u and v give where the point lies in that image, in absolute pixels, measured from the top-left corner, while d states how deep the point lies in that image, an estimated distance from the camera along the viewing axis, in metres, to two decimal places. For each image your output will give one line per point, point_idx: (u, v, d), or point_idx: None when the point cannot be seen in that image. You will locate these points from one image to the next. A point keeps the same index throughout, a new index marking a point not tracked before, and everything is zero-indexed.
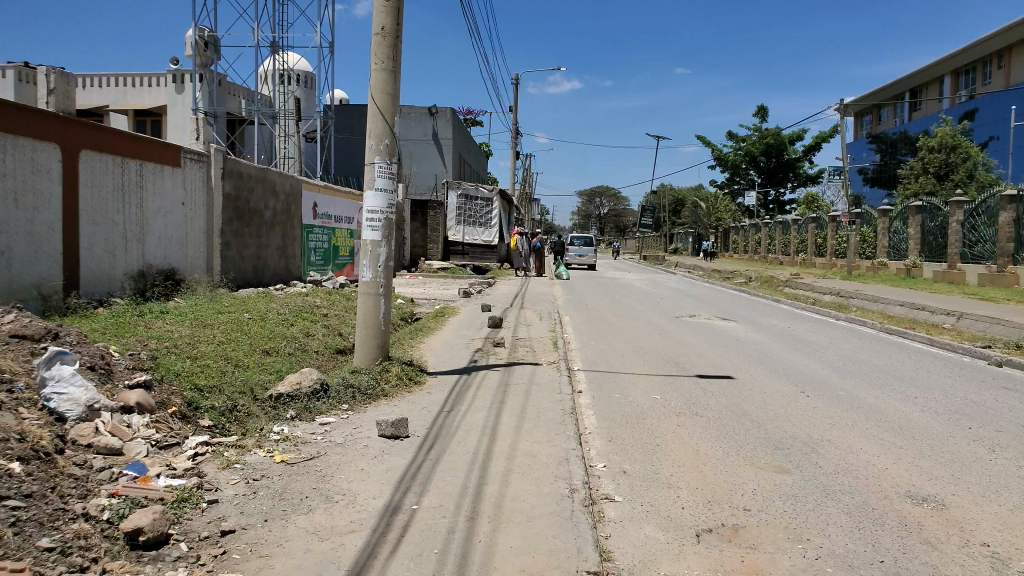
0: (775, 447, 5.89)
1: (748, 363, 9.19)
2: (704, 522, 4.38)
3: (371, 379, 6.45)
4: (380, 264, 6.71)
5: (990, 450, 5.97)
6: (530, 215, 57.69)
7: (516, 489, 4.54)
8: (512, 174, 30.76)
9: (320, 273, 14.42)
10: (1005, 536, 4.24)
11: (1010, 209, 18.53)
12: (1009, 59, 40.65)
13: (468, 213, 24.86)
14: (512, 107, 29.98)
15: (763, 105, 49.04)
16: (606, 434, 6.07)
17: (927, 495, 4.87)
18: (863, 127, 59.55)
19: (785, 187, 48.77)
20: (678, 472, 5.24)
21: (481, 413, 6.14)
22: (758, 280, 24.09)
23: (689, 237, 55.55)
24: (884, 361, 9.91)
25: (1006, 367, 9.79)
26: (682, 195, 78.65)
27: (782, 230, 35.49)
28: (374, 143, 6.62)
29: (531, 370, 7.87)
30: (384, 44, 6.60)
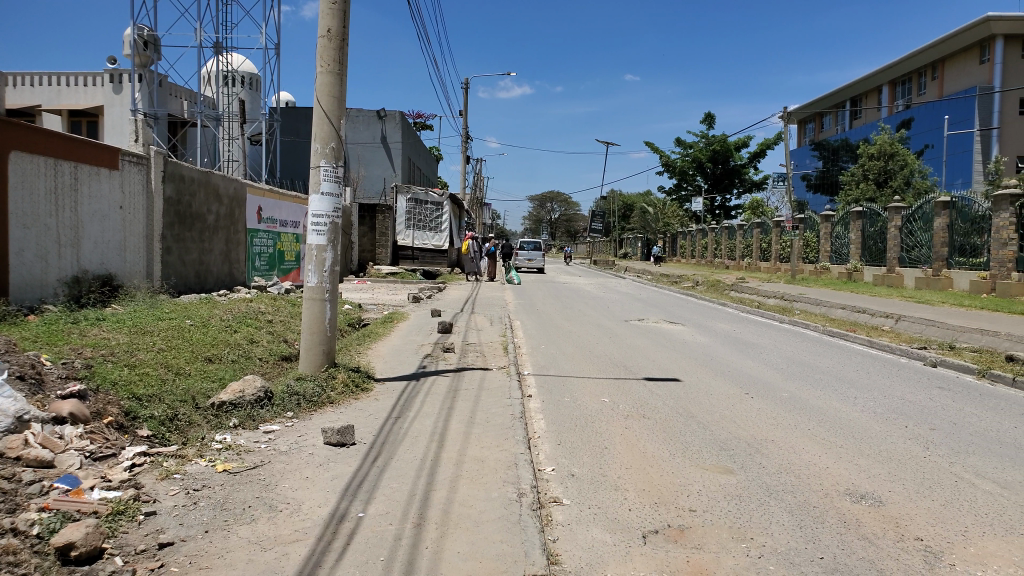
0: (719, 448, 6.00)
1: (694, 366, 9.35)
2: (651, 524, 4.43)
3: (317, 386, 6.36)
4: (325, 269, 6.63)
5: (924, 448, 6.19)
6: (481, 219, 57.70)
7: (464, 495, 4.53)
8: (464, 178, 30.71)
9: (265, 278, 14.18)
10: (938, 531, 4.39)
11: (944, 215, 19.27)
12: (942, 70, 42.27)
13: (417, 217, 24.76)
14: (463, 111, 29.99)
15: (710, 113, 50.09)
16: (555, 437, 6.11)
17: (865, 492, 5.03)
18: (807, 134, 61.30)
19: (731, 192, 49.83)
20: (625, 473, 5.32)
21: (429, 419, 6.11)
22: (705, 284, 24.54)
23: (639, 242, 56.24)
24: (825, 362, 10.20)
25: (941, 368, 10.18)
26: (631, 200, 79.69)
27: (728, 235, 36.20)
28: (320, 146, 6.55)
29: (481, 375, 7.86)
30: (329, 46, 6.55)
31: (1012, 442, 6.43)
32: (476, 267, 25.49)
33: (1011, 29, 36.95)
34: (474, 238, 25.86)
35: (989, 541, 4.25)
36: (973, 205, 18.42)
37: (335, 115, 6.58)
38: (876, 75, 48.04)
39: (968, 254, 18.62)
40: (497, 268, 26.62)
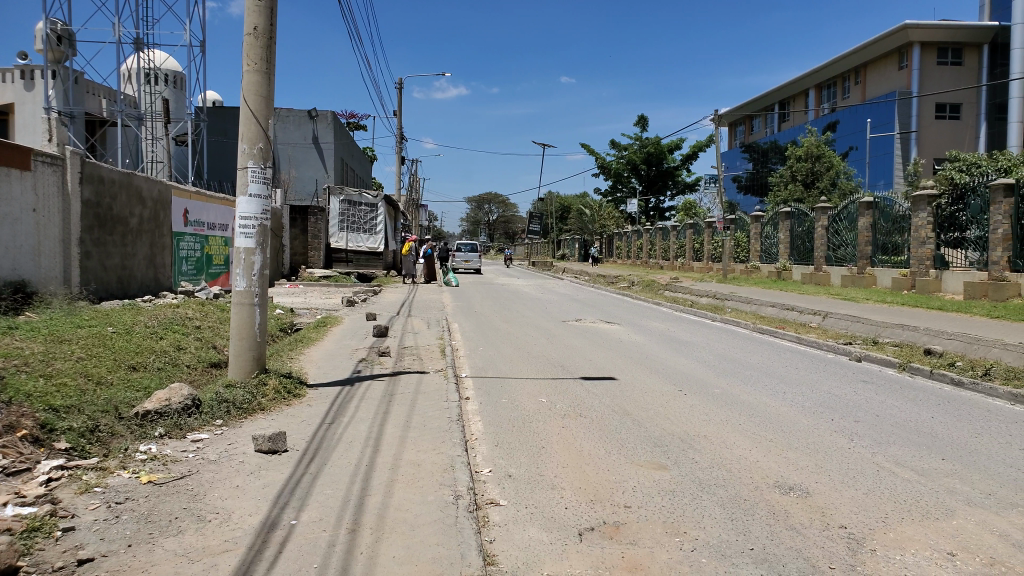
0: (654, 444, 6.11)
1: (630, 365, 9.49)
2: (586, 521, 4.48)
3: (247, 393, 6.22)
4: (254, 272, 6.48)
5: (849, 439, 6.43)
6: (418, 222, 57.28)
7: (399, 499, 4.49)
8: (399, 180, 30.45)
9: (192, 283, 13.78)
10: (861, 518, 4.57)
11: (867, 215, 20.09)
12: (864, 75, 44.01)
13: (351, 219, 24.38)
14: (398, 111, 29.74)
15: (643, 116, 51.07)
16: (492, 439, 6.11)
17: (793, 484, 5.20)
18: (738, 136, 63.08)
19: (664, 194, 50.85)
20: (561, 472, 5.36)
21: (364, 424, 6.04)
22: (641, 284, 24.98)
23: (576, 243, 56.84)
24: (755, 359, 10.50)
25: (865, 361, 10.59)
26: (568, 202, 80.58)
27: (662, 236, 36.93)
28: (247, 147, 6.40)
29: (417, 379, 7.82)
30: (256, 44, 6.41)
31: (929, 432, 6.75)
32: (412, 269, 25.33)
33: (926, 36, 38.83)
34: (411, 240, 25.68)
35: (906, 525, 4.45)
36: (894, 206, 19.21)
37: (263, 115, 6.46)
38: (803, 79, 49.69)
39: (890, 252, 19.36)
40: (434, 270, 26.49)
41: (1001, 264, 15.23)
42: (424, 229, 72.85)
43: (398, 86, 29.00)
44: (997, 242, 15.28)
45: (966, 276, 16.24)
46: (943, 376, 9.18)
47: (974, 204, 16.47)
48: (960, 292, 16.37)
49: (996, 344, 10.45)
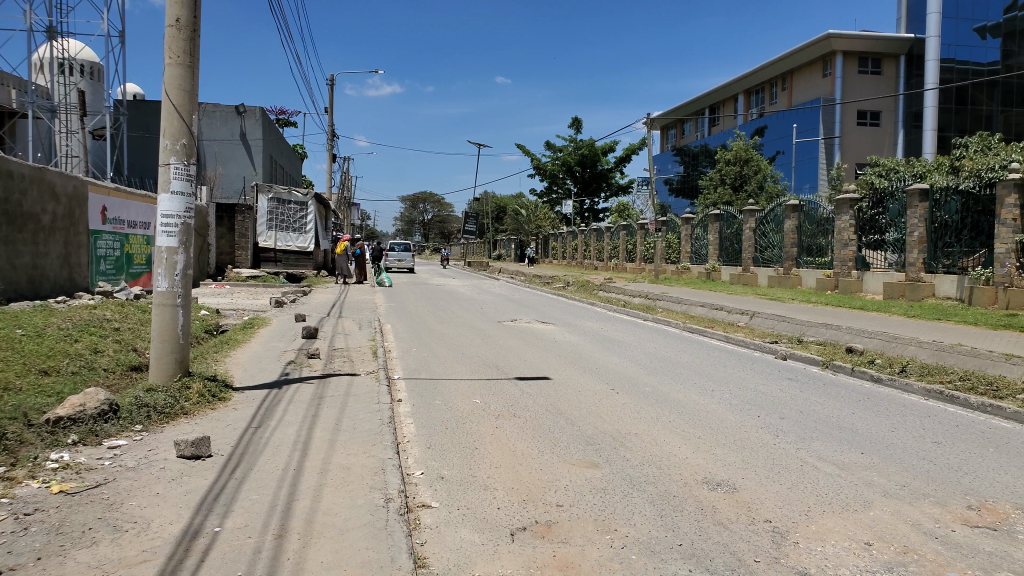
0: (586, 443, 6.17)
1: (563, 364, 9.56)
2: (519, 521, 4.49)
3: (169, 397, 6.01)
4: (177, 273, 6.26)
5: (775, 435, 6.63)
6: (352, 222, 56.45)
7: (328, 504, 4.41)
8: (331, 179, 29.91)
9: (111, 283, 13.26)
10: (785, 512, 4.71)
11: (793, 217, 20.73)
12: (791, 82, 45.55)
13: (280, 218, 23.93)
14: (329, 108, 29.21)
15: (577, 118, 51.68)
16: (425, 441, 6.07)
17: (720, 480, 5.33)
18: (670, 140, 64.44)
19: (599, 196, 51.52)
20: (493, 473, 5.36)
21: (292, 427, 5.91)
22: (575, 284, 25.25)
23: (513, 243, 57.04)
24: (686, 357, 10.72)
25: (791, 360, 10.93)
26: (505, 202, 80.90)
27: (596, 236, 37.39)
28: (169, 143, 6.19)
29: (348, 381, 7.68)
30: (179, 37, 6.21)
31: (850, 427, 7.00)
32: (345, 269, 24.96)
33: (848, 46, 40.43)
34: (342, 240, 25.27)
35: (827, 518, 4.61)
36: (819, 209, 19.88)
37: (187, 111, 6.27)
38: (732, 85, 51.07)
39: (814, 253, 20.07)
40: (366, 270, 26.17)
41: (916, 265, 16.03)
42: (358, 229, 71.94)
43: (330, 82, 28.50)
44: (912, 244, 16.07)
45: (885, 276, 16.98)
46: (863, 373, 9.56)
47: (892, 208, 17.21)
48: (878, 293, 17.09)
49: (911, 343, 10.93)
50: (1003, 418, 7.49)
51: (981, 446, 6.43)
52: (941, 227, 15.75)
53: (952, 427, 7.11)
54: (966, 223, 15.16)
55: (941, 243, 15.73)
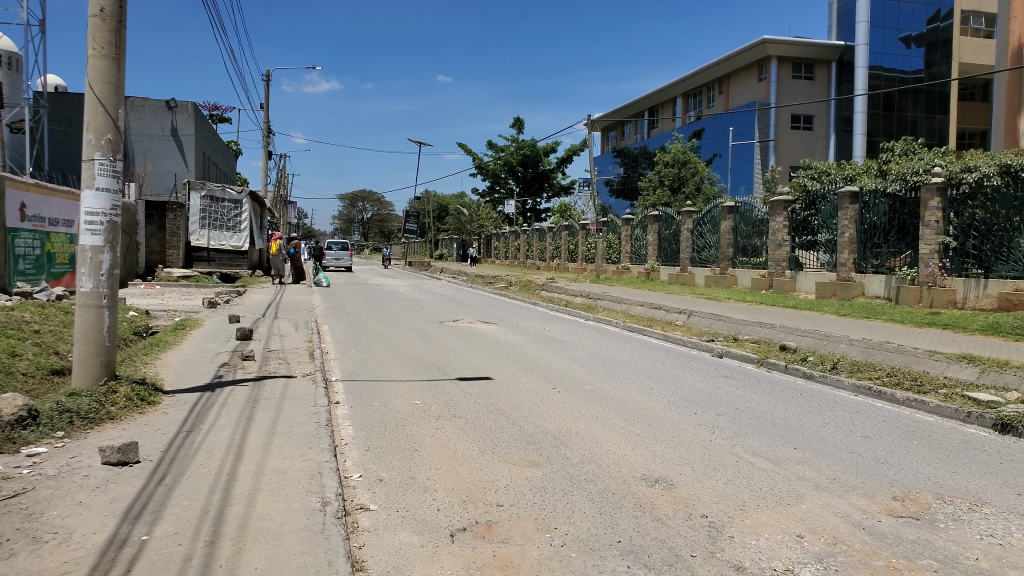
0: (526, 442, 6.20)
1: (505, 364, 9.56)
2: (459, 522, 4.47)
3: (94, 402, 5.78)
4: (102, 273, 6.03)
5: (711, 432, 6.77)
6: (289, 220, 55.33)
7: (262, 508, 4.31)
8: (266, 177, 29.22)
9: (30, 283, 12.70)
10: (720, 507, 4.81)
11: (729, 218, 21.20)
12: (728, 85, 46.67)
13: (213, 216, 23.31)
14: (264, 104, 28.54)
15: (519, 118, 51.86)
16: (363, 443, 5.99)
17: (658, 476, 5.41)
18: (610, 142, 65.36)
19: (541, 196, 51.89)
20: (434, 474, 5.32)
21: (225, 431, 5.76)
22: (517, 284, 25.32)
23: (455, 243, 56.89)
24: (627, 356, 10.86)
25: (727, 357, 11.20)
26: (446, 201, 80.61)
27: (538, 236, 37.57)
28: (94, 137, 5.96)
29: (284, 384, 7.52)
30: (103, 27, 5.98)
31: (783, 423, 7.20)
32: (281, 269, 24.47)
33: (782, 51, 41.66)
34: (279, 238, 24.76)
35: (761, 512, 4.72)
36: (754, 210, 20.38)
37: (113, 105, 6.05)
38: (670, 87, 52.00)
39: (749, 254, 20.57)
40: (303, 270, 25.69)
41: (847, 265, 16.59)
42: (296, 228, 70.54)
43: (266, 78, 27.88)
44: (843, 244, 16.66)
45: (818, 276, 17.57)
46: (796, 370, 9.86)
47: (824, 210, 17.82)
48: (811, 292, 17.70)
49: (842, 340, 11.33)
50: (926, 412, 7.83)
51: (905, 439, 6.70)
52: (870, 228, 16.35)
53: (879, 421, 7.39)
54: (894, 224, 15.75)
55: (870, 244, 16.32)
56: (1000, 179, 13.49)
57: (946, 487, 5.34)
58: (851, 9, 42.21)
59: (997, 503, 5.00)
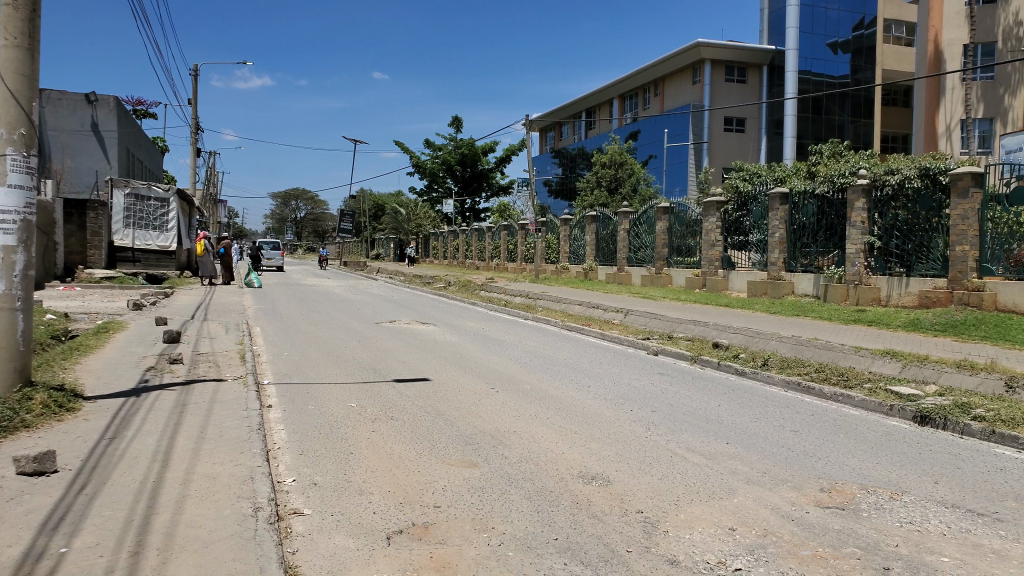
0: (464, 442, 6.18)
1: (442, 365, 9.50)
2: (395, 524, 4.43)
3: (7, 410, 5.51)
4: (15, 274, 5.76)
5: (646, 428, 6.88)
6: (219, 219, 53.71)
7: (191, 516, 4.17)
8: (194, 175, 28.31)
9: None
10: (656, 502, 4.89)
11: (664, 219, 21.56)
12: (663, 88, 47.54)
13: (138, 215, 22.55)
14: (192, 99, 27.65)
15: (457, 117, 51.76)
16: (297, 447, 5.87)
17: (594, 474, 5.46)
18: (548, 143, 65.84)
19: (480, 196, 51.94)
20: (369, 477, 5.25)
21: (151, 437, 5.57)
22: (456, 284, 25.24)
23: (392, 243, 56.32)
24: (565, 355, 10.93)
25: (662, 355, 11.41)
26: (383, 199, 79.73)
27: (477, 236, 37.55)
28: (5, 132, 5.68)
29: (214, 388, 7.30)
30: (14, 16, 5.71)
31: (716, 418, 7.38)
32: (211, 269, 23.82)
33: (716, 55, 42.62)
34: (208, 238, 24.09)
35: (694, 507, 4.82)
36: (688, 211, 20.79)
37: (27, 97, 5.77)
38: (607, 89, 52.67)
39: (684, 254, 20.99)
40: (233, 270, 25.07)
41: (778, 265, 17.08)
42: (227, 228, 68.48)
43: (193, 72, 27.05)
44: (775, 244, 17.16)
45: (749, 276, 18.06)
46: (728, 367, 10.12)
47: (755, 211, 18.33)
48: (743, 291, 18.18)
49: (772, 337, 11.67)
50: (852, 406, 8.12)
51: (832, 433, 6.94)
52: (799, 229, 16.88)
53: (808, 416, 7.63)
54: (822, 224, 16.30)
55: (799, 244, 16.85)
56: (921, 181, 14.07)
57: (870, 477, 5.56)
58: (781, 14, 43.39)
59: (916, 492, 5.23)
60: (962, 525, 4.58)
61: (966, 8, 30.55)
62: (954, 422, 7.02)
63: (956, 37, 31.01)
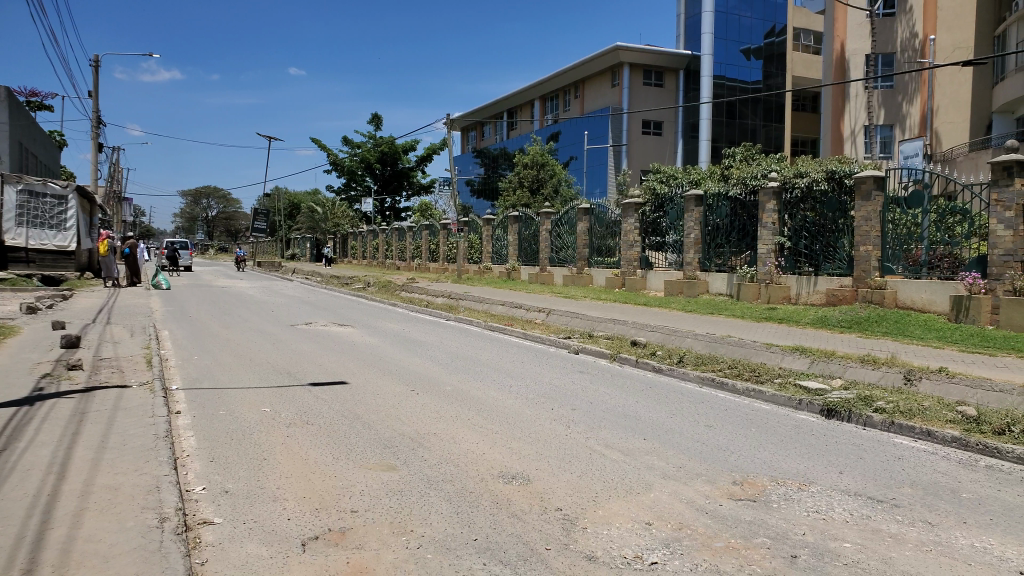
0: (382, 446, 6.09)
1: (360, 368, 9.35)
2: (310, 531, 4.32)
3: None
4: None
5: (566, 426, 6.95)
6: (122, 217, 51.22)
7: (90, 530, 3.97)
8: (94, 171, 26.89)
9: None
10: (574, 499, 4.94)
11: (585, 220, 21.87)
12: (583, 90, 48.28)
13: (31, 213, 21.29)
14: (91, 91, 26.26)
15: (376, 115, 51.14)
16: (207, 454, 5.67)
17: (514, 473, 5.48)
18: (469, 142, 65.90)
19: (400, 195, 51.70)
20: (284, 483, 5.11)
21: (47, 448, 5.27)
22: (377, 285, 24.90)
23: (308, 242, 55.08)
24: (487, 356, 10.92)
25: (583, 354, 11.56)
26: (298, 198, 78.04)
27: (398, 236, 37.20)
28: None
29: (117, 395, 6.98)
30: None
31: (635, 415, 7.52)
32: (113, 271, 22.76)
33: (635, 58, 43.48)
34: (110, 237, 23.02)
35: (612, 503, 4.89)
36: (608, 212, 21.15)
37: None
38: (528, 90, 53.07)
39: (604, 254, 21.32)
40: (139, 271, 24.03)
41: (693, 264, 17.57)
42: (129, 226, 65.36)
43: (92, 63, 25.71)
44: (689, 245, 17.65)
45: (666, 276, 18.55)
46: (646, 364, 10.35)
47: (671, 212, 18.81)
48: (660, 290, 18.67)
49: (688, 335, 11.99)
50: (763, 401, 8.42)
51: (744, 427, 7.18)
52: (713, 230, 17.42)
53: (722, 411, 7.87)
54: (735, 226, 16.88)
55: (713, 244, 17.39)
56: (827, 184, 14.75)
57: (779, 469, 5.77)
58: (696, 20, 44.66)
59: (822, 482, 5.47)
60: (863, 512, 4.81)
61: (868, 19, 32.24)
62: (857, 414, 7.37)
63: (859, 47, 32.61)
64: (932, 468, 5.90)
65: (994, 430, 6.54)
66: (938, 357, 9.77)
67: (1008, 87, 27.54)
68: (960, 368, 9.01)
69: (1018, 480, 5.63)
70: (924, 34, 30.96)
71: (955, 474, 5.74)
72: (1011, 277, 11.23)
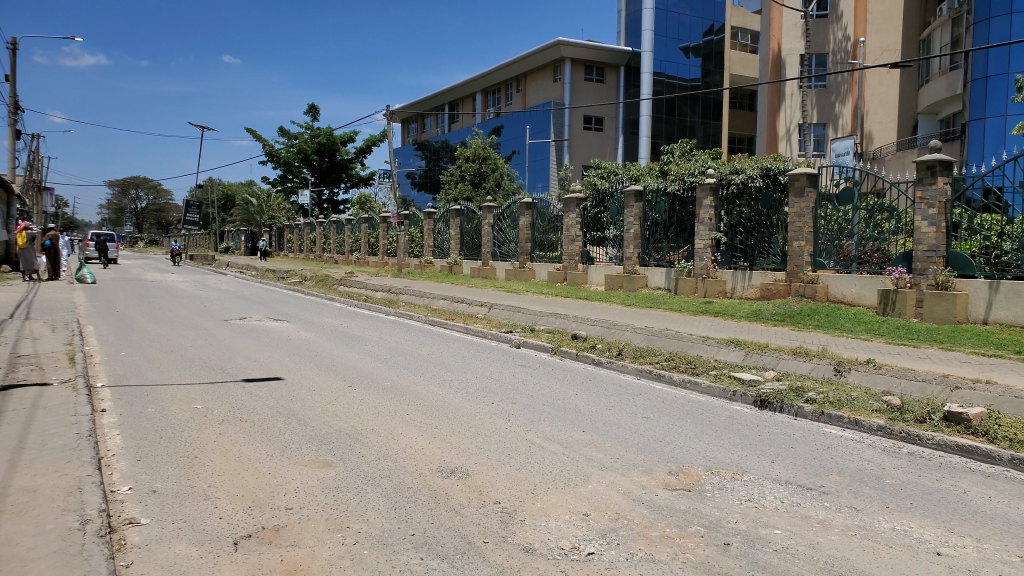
0: (318, 442, 6.00)
1: (297, 363, 9.20)
2: (242, 529, 4.23)
3: None
4: None
5: (506, 420, 6.97)
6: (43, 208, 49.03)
7: (5, 533, 3.81)
8: (11, 159, 25.65)
9: None
10: (513, 492, 4.96)
11: (526, 214, 21.96)
12: (525, 84, 48.41)
13: None
14: (8, 76, 25.03)
15: (314, 106, 50.31)
16: (134, 453, 5.49)
17: (454, 467, 5.47)
18: (410, 134, 65.38)
19: (338, 186, 51.00)
20: (216, 482, 4.99)
21: None
22: (313, 279, 24.46)
23: (242, 235, 53.75)
24: (427, 350, 10.86)
25: (524, 348, 11.61)
26: (233, 190, 76.19)
27: (336, 229, 36.68)
28: None
29: (36, 393, 6.69)
30: None
31: (575, 408, 7.58)
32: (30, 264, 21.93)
33: (576, 54, 43.79)
34: (27, 228, 22.07)
35: (550, 494, 4.93)
36: (550, 207, 21.24)
37: None
38: (470, 83, 52.94)
39: (546, 248, 21.43)
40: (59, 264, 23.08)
41: (632, 259, 17.81)
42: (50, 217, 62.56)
43: (9, 45, 24.50)
44: (629, 240, 17.88)
45: (607, 270, 18.77)
46: (586, 357, 10.46)
47: (611, 207, 19.04)
48: (601, 285, 18.88)
49: (627, 328, 12.18)
50: (699, 392, 8.61)
51: (680, 418, 7.33)
52: (652, 225, 17.67)
53: (659, 402, 8.02)
54: (673, 221, 17.16)
55: (652, 239, 17.65)
56: (762, 181, 15.11)
57: (713, 459, 5.91)
58: (636, 17, 45.15)
59: (754, 470, 5.62)
60: (793, 500, 4.96)
61: (802, 20, 33.14)
62: (789, 405, 7.60)
63: (794, 48, 33.50)
64: (859, 456, 6.13)
65: (917, 418, 6.83)
66: (865, 349, 10.15)
67: (932, 89, 28.81)
68: (887, 360, 9.37)
69: (937, 465, 5.90)
70: (855, 37, 32.01)
71: (880, 461, 5.98)
72: (934, 272, 11.74)
